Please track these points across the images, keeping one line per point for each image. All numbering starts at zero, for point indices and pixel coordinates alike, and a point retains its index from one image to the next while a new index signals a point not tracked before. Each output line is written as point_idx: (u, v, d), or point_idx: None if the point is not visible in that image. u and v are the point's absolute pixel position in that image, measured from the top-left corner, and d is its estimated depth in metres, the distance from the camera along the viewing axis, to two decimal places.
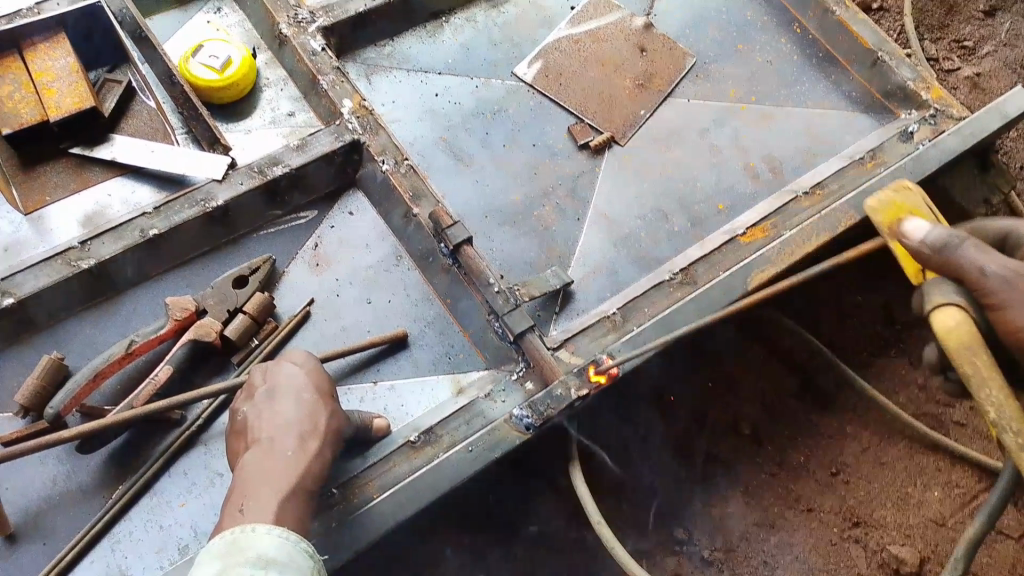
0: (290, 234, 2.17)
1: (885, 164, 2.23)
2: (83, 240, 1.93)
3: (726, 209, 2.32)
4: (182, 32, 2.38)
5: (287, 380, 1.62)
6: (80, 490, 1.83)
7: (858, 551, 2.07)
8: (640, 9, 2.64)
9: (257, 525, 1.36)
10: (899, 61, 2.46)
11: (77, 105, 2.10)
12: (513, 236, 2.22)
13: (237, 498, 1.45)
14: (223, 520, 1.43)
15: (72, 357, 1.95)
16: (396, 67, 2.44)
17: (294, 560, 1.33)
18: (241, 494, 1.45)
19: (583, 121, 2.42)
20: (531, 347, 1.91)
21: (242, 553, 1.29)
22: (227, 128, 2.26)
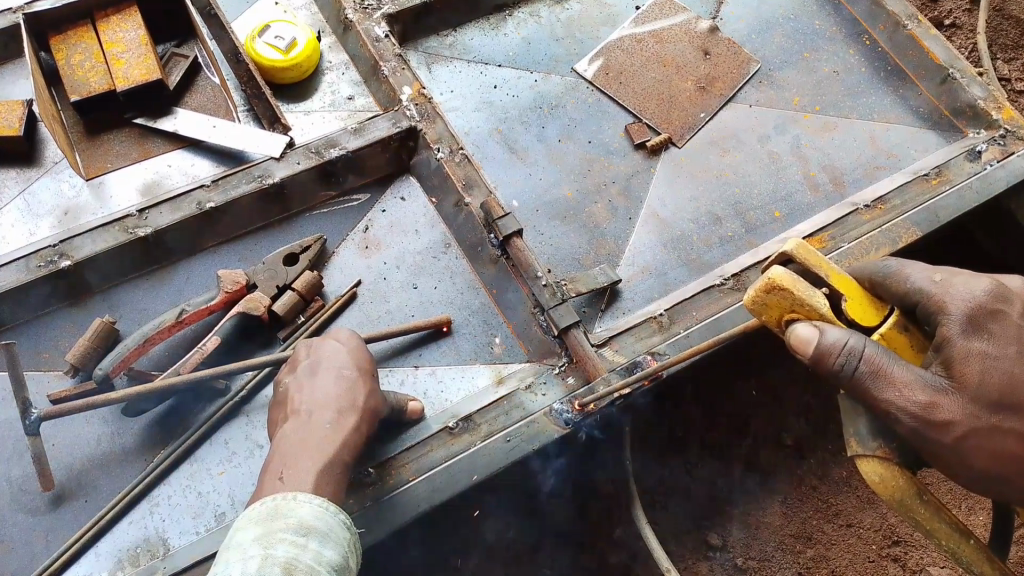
0: (342, 215, 2.18)
1: (951, 182, 2.16)
2: (142, 209, 1.96)
3: (782, 217, 2.27)
4: (250, 11, 2.42)
5: (331, 357, 1.63)
6: (122, 451, 1.86)
7: (897, 571, 1.99)
8: (705, 11, 2.61)
9: (297, 493, 1.36)
10: (971, 79, 2.36)
11: (144, 76, 2.14)
12: (562, 231, 2.20)
13: (276, 469, 1.45)
14: (262, 488, 1.43)
15: (123, 321, 1.99)
16: (457, 58, 2.45)
17: (333, 531, 1.33)
18: (281, 464, 1.45)
19: (641, 120, 2.39)
20: (574, 342, 1.90)
21: (283, 519, 1.29)
22: (288, 108, 2.28)
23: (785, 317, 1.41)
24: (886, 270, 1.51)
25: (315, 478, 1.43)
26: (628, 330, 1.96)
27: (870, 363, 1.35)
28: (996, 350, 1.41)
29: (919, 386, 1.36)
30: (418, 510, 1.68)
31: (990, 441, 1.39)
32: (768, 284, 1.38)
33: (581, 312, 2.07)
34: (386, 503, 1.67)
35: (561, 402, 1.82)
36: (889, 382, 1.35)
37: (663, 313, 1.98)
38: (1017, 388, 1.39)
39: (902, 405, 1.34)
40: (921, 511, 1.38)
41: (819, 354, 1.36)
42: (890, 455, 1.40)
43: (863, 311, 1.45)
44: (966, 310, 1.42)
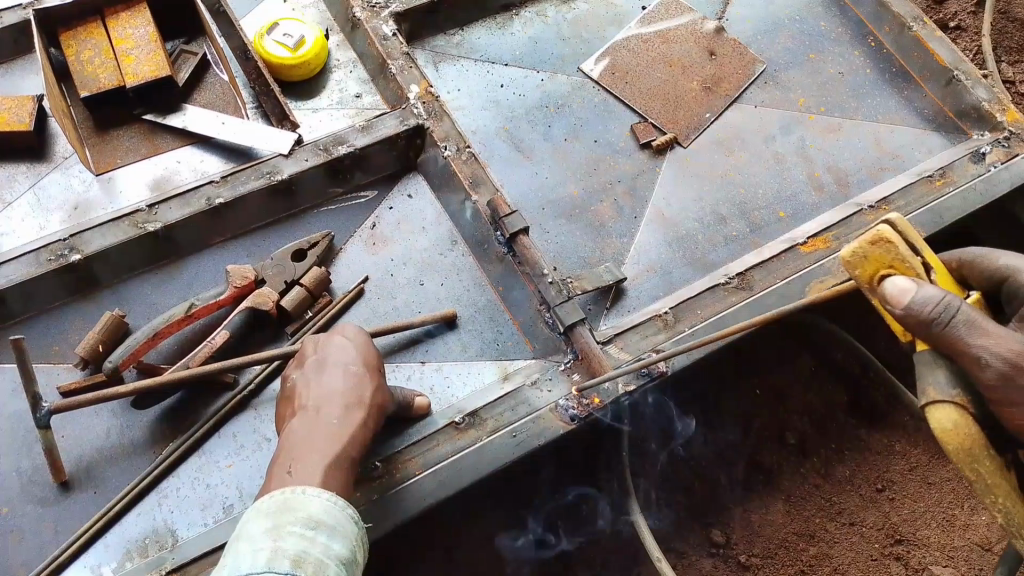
0: (349, 211, 2.20)
1: (955, 183, 2.18)
2: (151, 204, 1.98)
3: (787, 217, 2.28)
4: (259, 9, 2.43)
5: (338, 353, 1.65)
6: (131, 444, 1.88)
7: (899, 569, 1.99)
8: (712, 13, 2.63)
9: (306, 487, 1.36)
10: (975, 81, 2.39)
11: (153, 73, 2.16)
12: (568, 229, 2.21)
13: (285, 461, 1.44)
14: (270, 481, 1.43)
15: (132, 316, 2.00)
16: (464, 57, 2.46)
17: (341, 525, 1.33)
18: (289, 458, 1.44)
19: (647, 120, 2.41)
20: (580, 338, 1.92)
21: (294, 513, 1.29)
22: (296, 106, 2.30)
23: (883, 275, 1.38)
24: (973, 254, 1.49)
25: (324, 471, 1.43)
26: (633, 327, 1.97)
27: (966, 316, 1.30)
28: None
29: (1015, 339, 1.29)
30: (424, 504, 1.69)
31: None
32: (875, 236, 1.38)
33: (587, 309, 2.08)
34: (392, 498, 1.68)
35: (567, 398, 1.84)
36: (985, 332, 1.29)
37: (668, 310, 1.99)
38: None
39: (995, 353, 1.28)
40: (987, 465, 1.29)
41: (915, 304, 1.31)
42: (967, 404, 1.32)
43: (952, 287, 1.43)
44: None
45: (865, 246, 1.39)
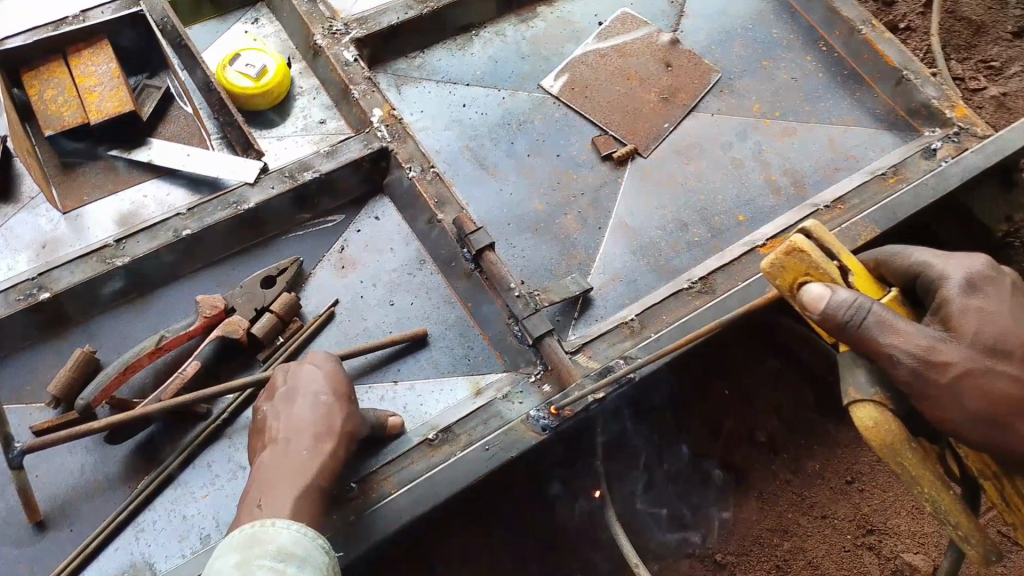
0: (317, 236, 2.23)
1: (907, 180, 2.24)
2: (119, 239, 2.01)
3: (747, 220, 2.33)
4: (221, 41, 2.47)
5: (307, 383, 1.68)
6: (106, 479, 1.89)
7: (872, 559, 2.04)
8: (666, 25, 2.69)
9: (275, 519, 1.38)
10: (924, 80, 2.46)
11: (116, 108, 2.19)
12: (534, 243, 2.26)
13: (254, 495, 1.49)
14: (240, 515, 1.47)
15: (103, 351, 2.02)
16: (426, 79, 2.51)
17: (311, 555, 1.36)
18: (258, 492, 1.49)
19: (607, 132, 2.46)
20: (549, 350, 1.95)
21: (262, 546, 1.32)
22: (261, 134, 2.33)
23: (801, 281, 1.45)
24: (893, 251, 1.58)
25: (293, 502, 1.47)
26: (600, 336, 2.01)
27: (876, 316, 1.37)
28: (993, 306, 1.43)
29: (920, 334, 1.37)
30: (399, 523, 1.71)
31: (985, 382, 1.38)
32: (789, 247, 1.44)
33: (555, 320, 2.13)
34: (367, 518, 1.70)
35: (538, 409, 1.87)
36: (894, 331, 1.37)
37: (634, 317, 2.04)
38: (1008, 337, 1.40)
39: (903, 350, 1.36)
40: (909, 457, 1.35)
41: (829, 310, 1.38)
42: (886, 402, 1.39)
43: (869, 286, 1.49)
44: (965, 273, 1.47)
45: (780, 257, 1.46)
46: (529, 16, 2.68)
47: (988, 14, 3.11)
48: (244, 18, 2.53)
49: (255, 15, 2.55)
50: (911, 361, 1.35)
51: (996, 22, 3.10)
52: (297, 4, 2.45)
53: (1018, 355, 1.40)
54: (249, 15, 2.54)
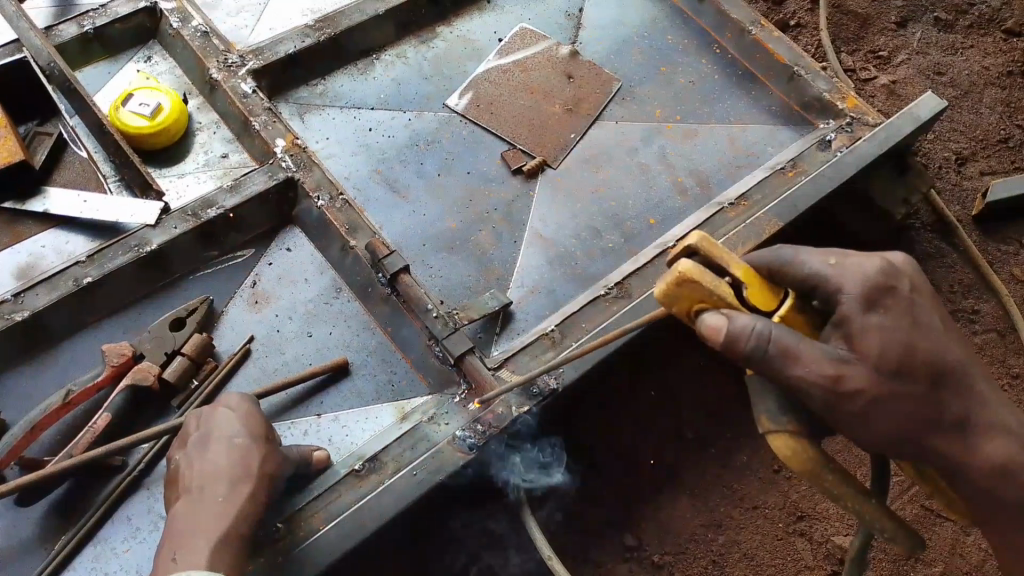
0: (227, 272, 2.18)
1: (806, 172, 2.33)
2: (16, 293, 1.94)
3: (658, 223, 2.38)
4: (113, 82, 2.42)
5: (220, 427, 1.66)
6: (20, 545, 1.80)
7: (804, 544, 2.11)
8: (566, 38, 2.74)
9: (192, 574, 1.39)
10: (814, 74, 2.56)
11: (5, 160, 2.10)
12: (450, 262, 2.26)
13: (170, 548, 1.50)
14: (158, 570, 1.48)
15: (7, 412, 1.93)
16: (329, 105, 2.49)
17: None
18: (172, 544, 1.50)
19: (515, 146, 2.48)
20: (471, 368, 1.95)
21: None
22: (160, 173, 2.28)
23: (696, 307, 1.41)
24: (783, 257, 1.51)
25: (210, 555, 1.48)
26: (522, 349, 2.02)
27: (779, 345, 1.35)
28: (893, 323, 1.42)
29: (827, 359, 1.36)
30: (331, 559, 1.68)
31: (892, 408, 1.39)
32: (680, 276, 1.36)
33: (477, 337, 2.13)
34: (297, 557, 1.67)
35: (464, 429, 1.86)
36: (800, 360, 1.35)
37: (554, 328, 2.05)
38: (912, 356, 1.40)
39: (813, 379, 1.34)
40: (830, 478, 1.33)
41: (730, 339, 1.35)
42: (800, 430, 1.36)
43: (762, 298, 1.44)
44: (853, 300, 1.43)
45: (674, 287, 1.39)
46: (429, 36, 2.68)
47: (872, 7, 3.26)
48: (135, 57, 2.47)
49: (147, 52, 2.49)
50: (825, 395, 1.35)
51: (880, 14, 3.24)
52: (189, 39, 2.41)
53: (921, 376, 1.41)
54: (140, 54, 2.48)
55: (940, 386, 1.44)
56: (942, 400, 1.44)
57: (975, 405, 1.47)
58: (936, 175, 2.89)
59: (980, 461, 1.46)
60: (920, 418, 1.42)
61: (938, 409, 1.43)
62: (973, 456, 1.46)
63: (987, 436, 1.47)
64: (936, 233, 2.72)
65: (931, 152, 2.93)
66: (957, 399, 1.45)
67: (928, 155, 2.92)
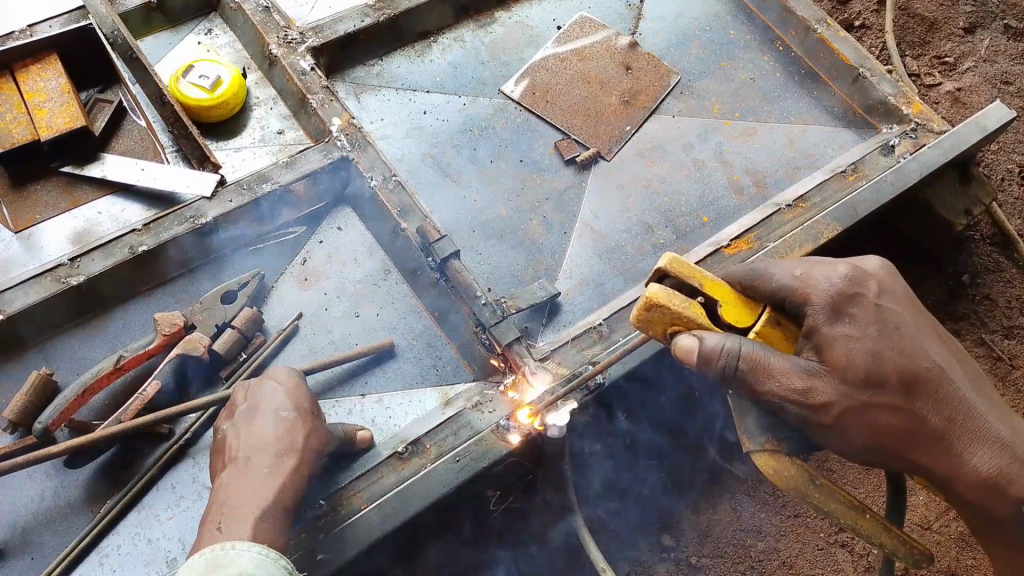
0: (278, 249, 2.19)
1: (869, 176, 2.26)
2: (73, 258, 1.94)
3: (710, 221, 2.35)
4: (173, 53, 2.43)
5: (267, 400, 1.68)
6: (68, 504, 1.83)
7: (845, 556, 2.09)
8: (625, 28, 2.70)
9: (236, 542, 1.41)
10: (880, 77, 2.49)
11: (68, 124, 2.13)
12: (500, 250, 2.24)
13: (215, 516, 1.51)
14: (202, 537, 1.50)
15: (60, 373, 1.96)
16: (384, 86, 2.48)
17: None
18: (219, 513, 1.51)
19: (570, 136, 2.45)
20: (517, 357, 1.93)
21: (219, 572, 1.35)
22: (218, 146, 2.30)
23: (669, 329, 1.48)
24: (754, 273, 1.53)
25: (254, 525, 1.49)
26: (569, 341, 1.99)
27: (748, 361, 1.39)
28: (860, 332, 1.42)
29: (797, 371, 1.39)
30: (372, 539, 1.67)
31: (866, 419, 1.41)
32: (646, 302, 1.45)
33: (524, 326, 2.10)
34: (339, 534, 1.67)
35: (508, 418, 1.84)
36: (769, 374, 1.39)
37: (602, 322, 2.02)
38: (881, 364, 1.40)
39: (784, 393, 1.38)
40: (816, 495, 1.37)
41: (703, 360, 1.41)
42: (780, 447, 1.40)
43: (736, 313, 1.49)
44: (830, 298, 1.44)
45: (644, 312, 1.48)
46: (487, 21, 2.66)
47: (940, 11, 3.16)
48: (196, 29, 2.48)
49: (207, 25, 2.50)
50: (800, 409, 1.38)
51: (948, 18, 3.15)
52: (250, 14, 2.41)
53: (893, 384, 1.41)
54: (201, 25, 2.49)
55: (916, 394, 1.43)
56: (919, 408, 1.44)
57: (958, 411, 1.45)
58: (999, 187, 2.80)
59: (969, 471, 1.45)
60: (895, 428, 1.43)
61: (917, 419, 1.43)
62: (959, 465, 1.45)
63: (973, 445, 1.45)
64: (996, 246, 2.63)
65: (994, 163, 2.84)
66: (938, 406, 1.45)
67: (991, 166, 2.83)
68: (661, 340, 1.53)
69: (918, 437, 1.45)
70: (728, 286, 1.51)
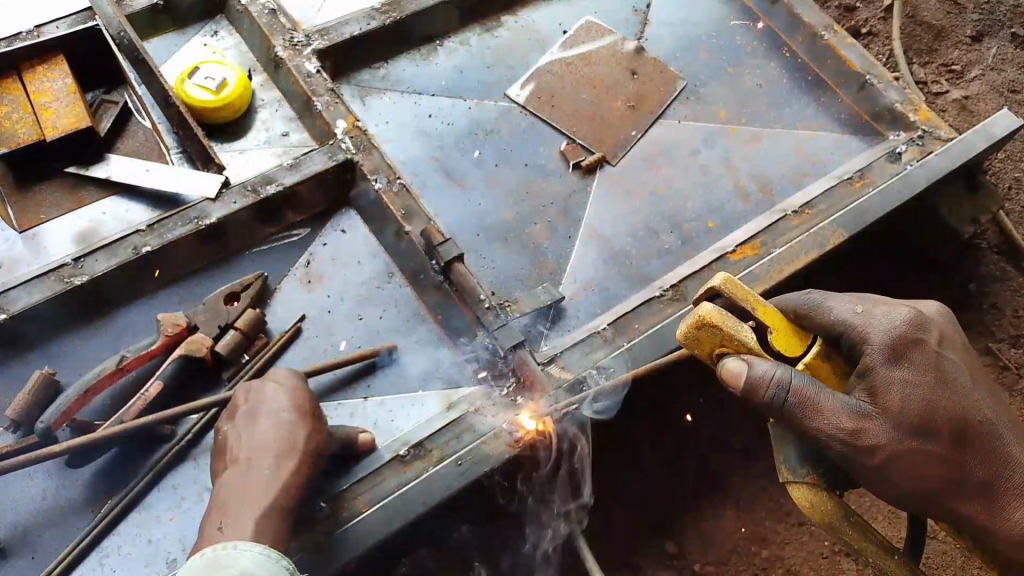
0: (282, 251, 2.19)
1: (873, 184, 2.26)
2: (77, 257, 1.94)
3: (716, 227, 2.34)
4: (179, 55, 2.43)
5: (269, 401, 1.68)
6: (69, 505, 1.82)
7: (849, 564, 2.11)
8: (631, 33, 2.69)
9: (237, 543, 1.40)
10: (886, 84, 2.50)
11: (73, 125, 2.13)
12: (504, 253, 2.24)
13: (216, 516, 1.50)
14: (203, 537, 1.49)
15: (62, 373, 1.96)
16: (389, 89, 2.48)
17: None
18: (220, 513, 1.51)
19: (574, 141, 2.45)
20: (521, 362, 1.91)
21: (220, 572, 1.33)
22: (222, 147, 2.29)
23: (717, 350, 1.44)
24: (810, 303, 1.53)
25: (255, 526, 1.48)
26: (572, 346, 1.98)
27: (798, 396, 1.38)
28: (916, 378, 1.42)
29: (846, 412, 1.38)
30: (374, 542, 1.66)
31: (911, 464, 1.40)
32: (699, 320, 1.39)
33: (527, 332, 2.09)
34: (340, 537, 1.66)
35: (510, 423, 1.83)
36: (817, 411, 1.38)
37: (607, 327, 2.01)
38: (934, 413, 1.40)
39: (831, 431, 1.37)
40: (850, 533, 1.38)
41: (749, 385, 1.39)
42: (818, 482, 1.42)
43: (787, 342, 1.47)
44: (890, 339, 1.43)
45: (695, 329, 1.42)
46: (493, 25, 2.66)
47: (947, 18, 3.14)
48: (202, 31, 2.49)
49: (214, 27, 2.50)
50: (845, 450, 1.38)
51: (956, 26, 3.13)
52: (256, 17, 2.42)
53: (944, 434, 1.41)
54: (207, 28, 2.50)
55: (965, 445, 1.44)
56: (966, 460, 1.44)
57: (1003, 466, 1.44)
58: (1006, 195, 2.78)
59: (1005, 526, 1.43)
60: (939, 473, 1.43)
61: (961, 471, 1.43)
62: (1000, 521, 1.44)
63: (1017, 501, 1.43)
64: (1004, 254, 2.61)
65: (1001, 171, 2.82)
66: (986, 460, 1.44)
67: (998, 174, 2.82)
68: (703, 358, 1.49)
69: (962, 489, 1.44)
70: (777, 312, 1.48)
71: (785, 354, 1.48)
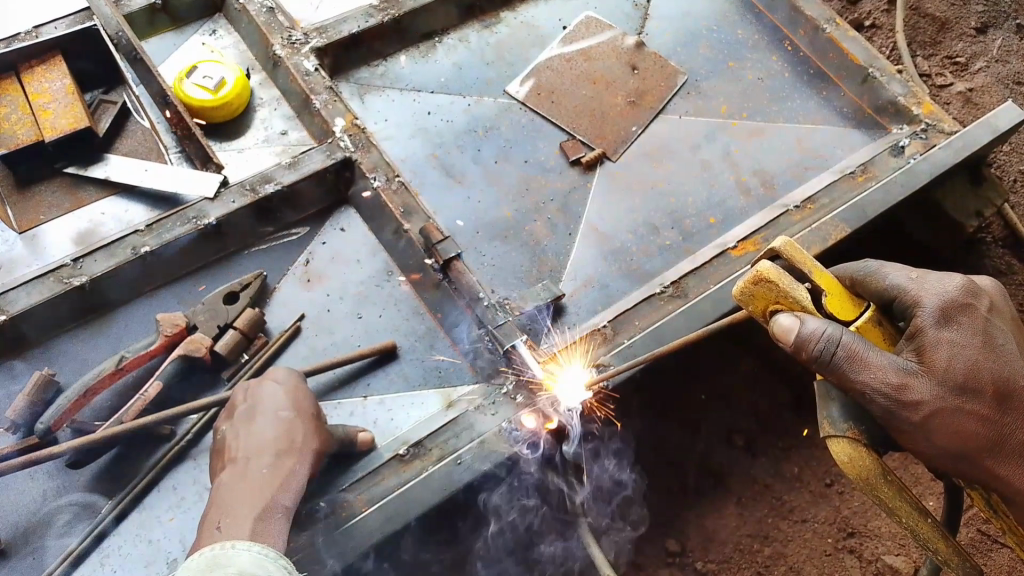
0: (280, 250, 2.18)
1: (877, 178, 2.24)
2: (76, 258, 1.94)
3: (717, 223, 2.33)
4: (177, 54, 2.42)
5: (268, 400, 1.68)
6: (69, 506, 1.82)
7: (853, 561, 2.10)
8: (632, 28, 2.68)
9: (236, 542, 1.40)
10: (889, 77, 2.48)
11: (71, 125, 2.13)
12: (504, 251, 2.23)
13: (214, 516, 1.50)
14: (201, 536, 1.48)
15: (62, 374, 1.96)
16: (388, 86, 2.47)
17: None
18: (218, 513, 1.51)
19: (574, 137, 2.44)
20: (520, 360, 1.90)
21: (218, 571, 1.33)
22: (221, 147, 2.29)
23: (771, 308, 1.40)
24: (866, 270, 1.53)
25: (253, 525, 1.47)
26: (572, 343, 1.97)
27: (846, 351, 1.35)
28: (964, 339, 1.42)
29: (893, 368, 1.36)
30: (373, 541, 1.66)
31: (952, 420, 1.39)
32: (756, 275, 1.36)
33: (528, 327, 2.07)
34: (339, 536, 1.65)
35: (510, 421, 1.82)
36: (865, 366, 1.35)
37: (606, 324, 1.99)
38: (979, 373, 1.41)
39: (876, 386, 1.35)
40: (887, 490, 1.34)
41: (799, 342, 1.36)
42: (860, 438, 1.38)
43: (841, 306, 1.44)
44: (941, 304, 1.44)
45: (750, 285, 1.39)
46: (492, 21, 2.64)
47: (952, 10, 3.09)
48: (201, 30, 2.48)
49: (212, 26, 2.49)
50: (886, 406, 1.36)
51: (960, 17, 3.08)
52: (255, 16, 2.42)
53: (987, 394, 1.41)
54: (206, 26, 2.49)
55: (1008, 408, 1.43)
56: (1008, 422, 1.43)
57: None
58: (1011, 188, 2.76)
59: None
60: (981, 434, 1.41)
61: (1000, 432, 1.42)
62: None
63: None
64: (1009, 248, 2.58)
65: (1007, 164, 2.79)
66: None
67: (1003, 167, 2.78)
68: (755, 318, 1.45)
69: (1001, 453, 1.42)
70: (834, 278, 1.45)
71: (840, 316, 1.45)
